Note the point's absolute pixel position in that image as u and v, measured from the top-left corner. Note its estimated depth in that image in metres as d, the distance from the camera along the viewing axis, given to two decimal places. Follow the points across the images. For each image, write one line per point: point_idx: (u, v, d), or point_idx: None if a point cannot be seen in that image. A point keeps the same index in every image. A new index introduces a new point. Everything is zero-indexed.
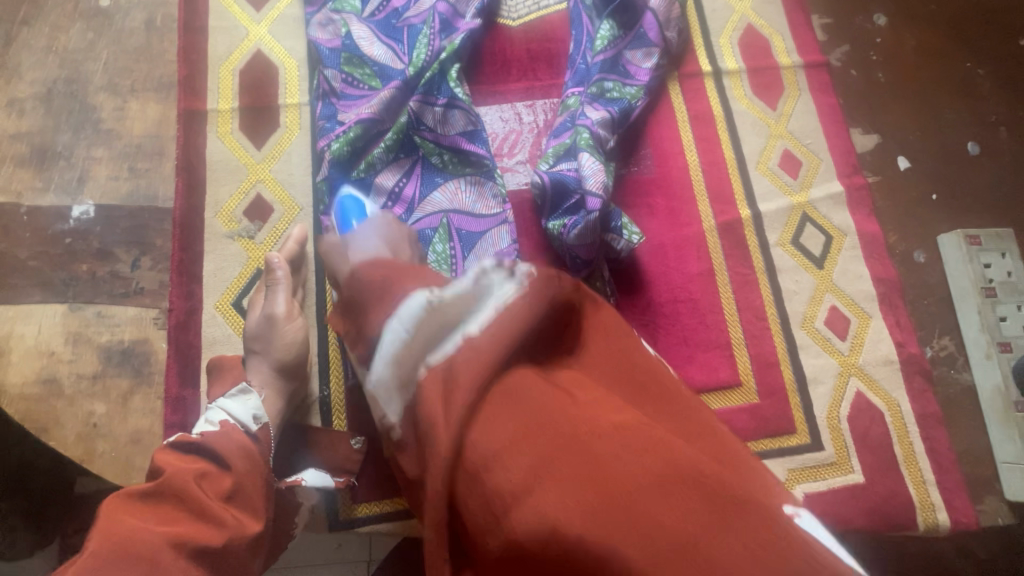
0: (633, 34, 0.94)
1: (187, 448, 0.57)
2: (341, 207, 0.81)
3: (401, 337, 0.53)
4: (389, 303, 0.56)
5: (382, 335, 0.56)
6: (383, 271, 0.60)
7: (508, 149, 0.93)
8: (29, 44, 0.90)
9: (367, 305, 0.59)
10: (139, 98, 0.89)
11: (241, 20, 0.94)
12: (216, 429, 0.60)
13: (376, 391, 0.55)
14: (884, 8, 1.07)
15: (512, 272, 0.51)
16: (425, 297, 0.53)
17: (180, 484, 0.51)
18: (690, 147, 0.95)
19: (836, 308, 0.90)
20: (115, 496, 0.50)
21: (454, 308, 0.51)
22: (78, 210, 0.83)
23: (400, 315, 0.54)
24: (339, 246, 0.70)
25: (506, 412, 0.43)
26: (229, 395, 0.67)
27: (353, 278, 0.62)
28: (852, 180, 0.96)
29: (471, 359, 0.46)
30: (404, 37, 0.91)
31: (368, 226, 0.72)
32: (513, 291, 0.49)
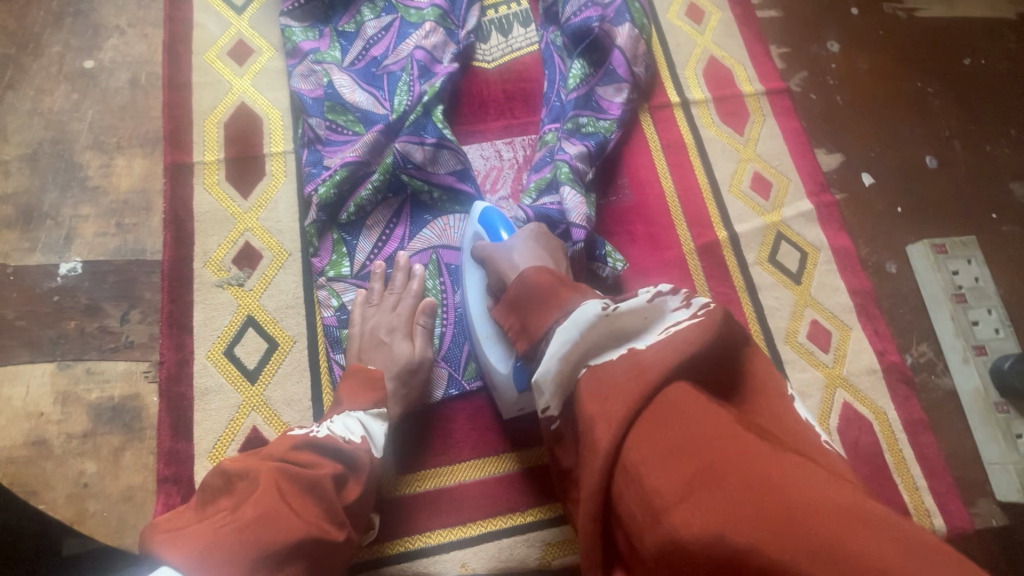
0: (603, 71, 0.98)
1: (330, 452, 0.60)
2: (486, 218, 0.79)
3: (572, 340, 0.50)
4: (560, 307, 0.53)
5: (547, 335, 0.53)
6: (553, 277, 0.57)
7: (491, 185, 0.96)
8: (14, 107, 0.91)
9: (529, 307, 0.56)
10: (126, 155, 0.91)
11: (224, 74, 0.97)
12: (360, 441, 0.64)
13: (537, 388, 0.52)
14: (836, 36, 1.13)
15: (689, 305, 0.49)
16: (599, 305, 0.50)
17: (325, 484, 0.56)
18: (665, 174, 0.99)
19: (816, 321, 0.92)
20: (272, 470, 0.53)
21: (633, 327, 0.49)
22: (66, 268, 0.83)
23: (570, 320, 0.51)
24: (501, 254, 0.72)
25: (667, 422, 0.41)
26: (368, 412, 0.69)
27: (518, 281, 0.58)
28: (821, 198, 1.01)
29: (639, 364, 0.45)
30: (385, 83, 0.94)
31: (522, 235, 0.73)
32: (691, 321, 0.47)
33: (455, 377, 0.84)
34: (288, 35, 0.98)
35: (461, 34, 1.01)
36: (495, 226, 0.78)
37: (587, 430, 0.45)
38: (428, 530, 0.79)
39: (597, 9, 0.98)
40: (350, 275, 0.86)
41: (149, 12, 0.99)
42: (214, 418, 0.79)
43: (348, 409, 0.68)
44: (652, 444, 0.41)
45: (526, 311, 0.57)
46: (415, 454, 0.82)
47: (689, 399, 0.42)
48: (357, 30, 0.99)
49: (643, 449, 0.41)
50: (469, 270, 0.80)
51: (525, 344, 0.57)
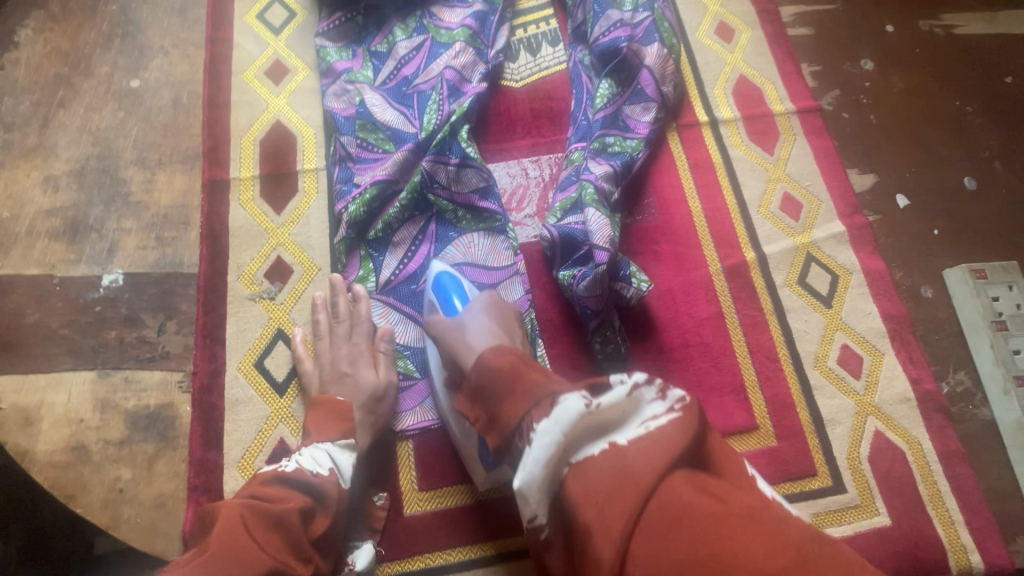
0: (631, 90, 0.98)
1: (297, 485, 0.63)
2: (441, 285, 0.79)
3: (556, 443, 0.49)
4: (528, 394, 0.53)
5: (522, 429, 0.52)
6: (512, 357, 0.56)
7: (516, 204, 0.97)
8: (65, 124, 0.96)
9: (491, 395, 0.56)
10: (166, 171, 0.94)
11: (261, 93, 1.00)
12: (326, 472, 0.66)
13: (522, 495, 0.50)
14: (871, 54, 1.12)
15: (665, 396, 0.51)
16: (581, 399, 0.50)
17: (290, 517, 0.57)
18: (691, 194, 0.99)
19: (847, 346, 0.90)
20: (239, 508, 0.56)
21: (614, 422, 0.50)
22: (108, 279, 0.87)
23: (552, 419, 0.50)
24: (454, 334, 0.68)
25: (667, 525, 0.43)
26: (337, 443, 0.70)
27: (477, 364, 0.58)
28: (853, 220, 0.99)
29: (625, 467, 0.47)
30: (415, 102, 0.96)
31: (476, 307, 0.70)
32: (669, 416, 0.50)
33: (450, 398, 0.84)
34: (324, 55, 1.01)
35: (490, 53, 1.02)
36: (450, 295, 0.77)
37: (585, 544, 0.46)
38: (433, 551, 0.79)
39: (626, 29, 0.98)
40: (375, 291, 0.88)
41: (192, 33, 1.04)
42: (243, 429, 0.80)
43: (317, 441, 0.70)
44: (654, 551, 0.42)
45: (491, 403, 0.56)
46: (422, 475, 0.82)
47: (688, 499, 0.44)
48: (389, 50, 1.01)
49: (649, 556, 0.42)
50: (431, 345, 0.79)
51: (495, 438, 0.56)
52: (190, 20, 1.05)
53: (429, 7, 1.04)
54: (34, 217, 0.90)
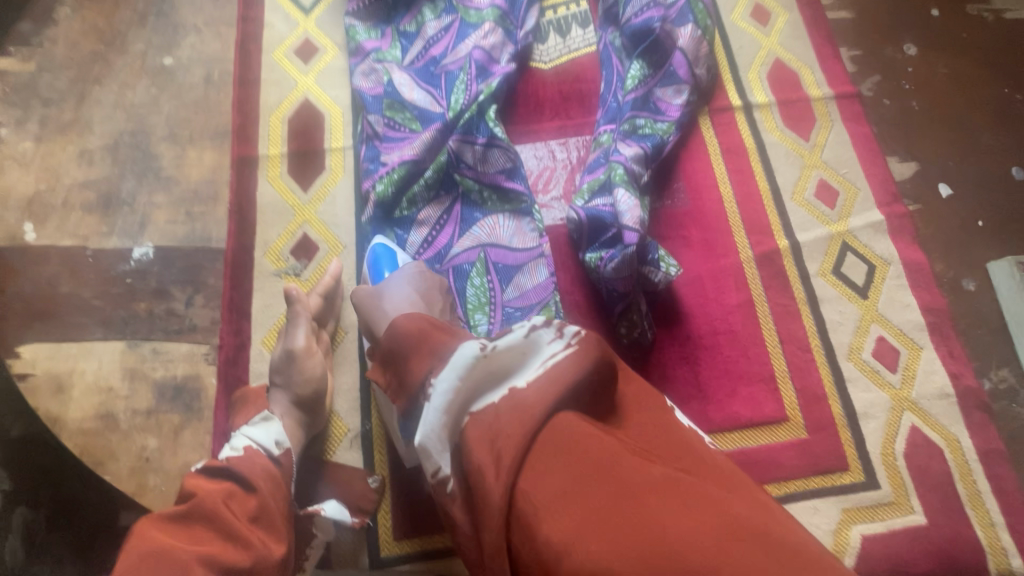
0: (663, 72, 0.96)
1: (214, 472, 0.60)
2: (374, 255, 0.84)
3: (451, 389, 0.49)
4: (433, 353, 0.53)
5: (424, 386, 0.52)
6: (422, 321, 0.56)
7: (543, 186, 0.96)
8: (100, 101, 0.98)
9: (402, 353, 0.56)
10: (197, 147, 0.95)
11: (290, 71, 1.01)
12: (239, 454, 0.64)
13: (422, 448, 0.50)
14: (914, 38, 1.07)
15: (563, 333, 0.50)
16: (477, 345, 0.51)
17: (209, 505, 0.55)
18: (723, 180, 0.96)
19: (883, 338, 0.87)
20: (146, 520, 0.53)
21: (510, 365, 0.49)
22: (139, 252, 0.88)
23: (449, 366, 0.50)
24: (373, 301, 0.72)
25: (557, 463, 0.43)
26: (252, 422, 0.70)
27: (391, 330, 0.58)
28: (892, 209, 0.95)
29: (519, 404, 0.46)
30: (443, 82, 0.96)
31: (401, 277, 0.73)
32: (565, 350, 0.48)
33: None
34: (353, 34, 1.01)
35: (519, 34, 1.01)
36: (380, 267, 0.82)
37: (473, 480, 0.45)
38: (437, 532, 0.77)
39: (659, 9, 0.96)
40: None
41: (224, 12, 1.04)
42: None
43: (241, 426, 0.70)
44: (545, 486, 0.42)
45: (399, 363, 0.56)
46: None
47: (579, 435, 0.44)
48: (418, 30, 1.01)
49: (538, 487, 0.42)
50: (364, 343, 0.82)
51: (403, 402, 0.56)
52: None
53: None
54: (69, 190, 0.92)
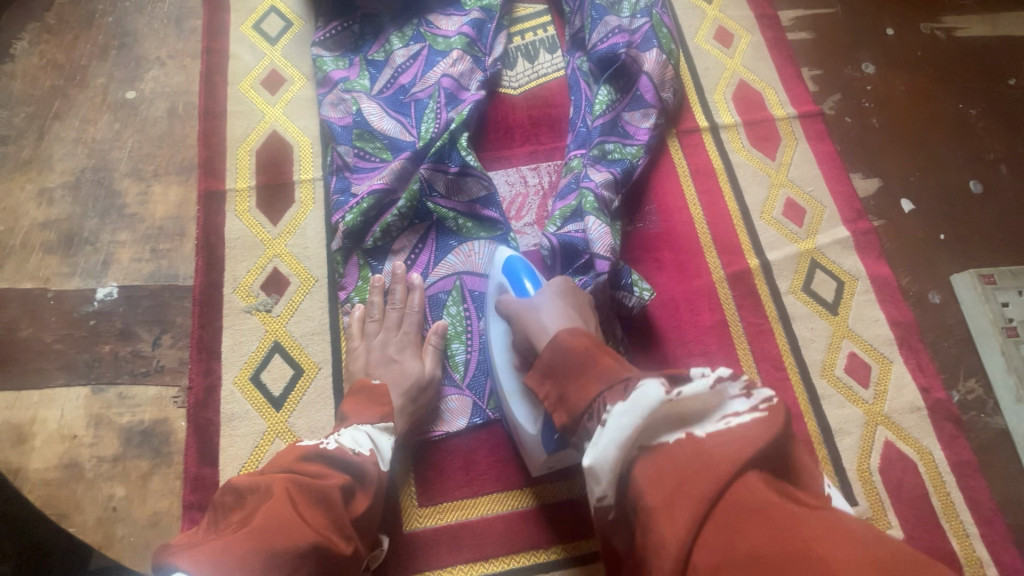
0: (631, 96, 0.98)
1: (338, 463, 0.64)
2: (511, 269, 0.76)
3: (631, 426, 0.48)
4: (602, 378, 0.54)
5: (593, 412, 0.53)
6: (588, 339, 0.58)
7: (516, 212, 0.95)
8: (60, 137, 0.95)
9: (565, 371, 0.57)
10: (162, 182, 0.93)
11: (258, 103, 1.00)
12: (367, 453, 0.66)
13: (591, 474, 0.50)
14: (870, 57, 1.13)
15: (750, 395, 0.49)
16: (660, 388, 0.50)
17: (333, 496, 0.59)
18: (693, 202, 0.97)
19: (855, 354, 0.88)
20: (280, 482, 0.57)
21: (692, 413, 0.49)
22: (102, 292, 0.86)
23: (628, 403, 0.49)
24: (527, 314, 0.68)
25: (736, 525, 0.40)
26: (376, 426, 0.71)
27: (552, 344, 0.59)
28: (858, 225, 0.97)
29: (703, 455, 0.45)
30: (412, 110, 0.97)
31: (549, 291, 0.69)
32: (754, 414, 0.47)
33: (478, 407, 0.82)
34: (320, 64, 1.01)
35: (488, 61, 1.03)
36: (520, 277, 0.75)
37: (647, 532, 0.44)
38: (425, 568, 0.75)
39: (624, 36, 0.99)
40: None
41: (189, 44, 1.04)
42: (239, 445, 0.78)
43: (359, 422, 0.71)
44: (723, 546, 0.40)
45: (562, 378, 0.58)
46: (418, 487, 0.79)
47: (757, 500, 0.41)
48: (386, 59, 1.02)
49: (711, 552, 0.40)
50: (494, 321, 0.79)
51: (562, 417, 0.57)
52: (186, 30, 1.05)
53: (427, 16, 1.05)
54: (28, 230, 0.88)
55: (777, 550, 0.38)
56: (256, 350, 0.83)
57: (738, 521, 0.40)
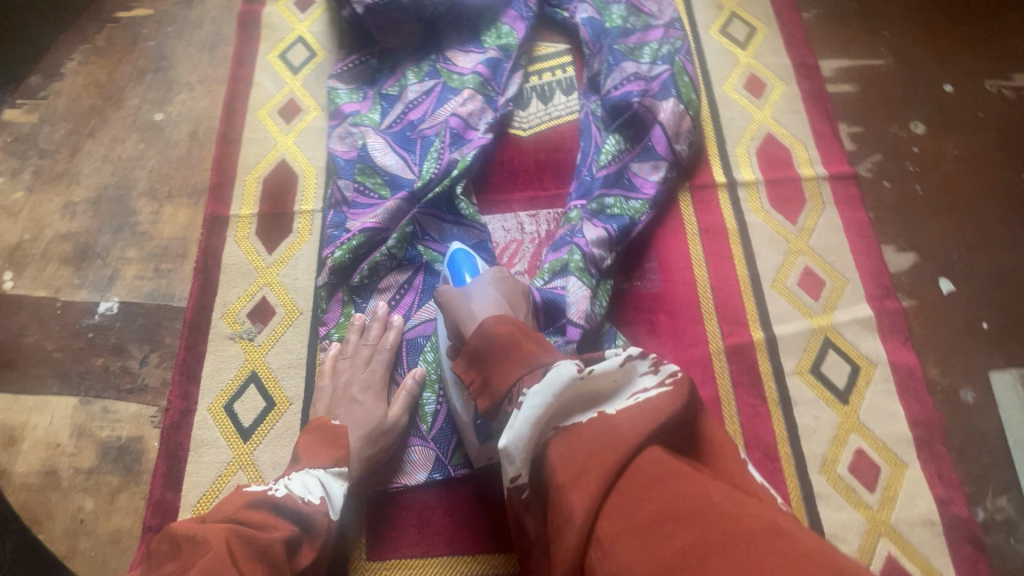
0: (641, 147, 0.93)
1: (290, 513, 0.62)
2: (453, 264, 0.81)
3: (544, 404, 0.49)
4: (524, 361, 0.56)
5: (512, 394, 0.56)
6: (512, 326, 0.61)
7: (507, 259, 0.93)
8: (91, 153, 1.01)
9: (492, 362, 0.59)
10: (174, 203, 0.97)
11: (272, 131, 1.02)
12: (318, 503, 0.64)
13: (506, 454, 0.51)
14: (921, 116, 1.03)
15: (658, 370, 0.50)
16: (573, 367, 0.51)
17: (275, 552, 0.57)
18: (698, 263, 0.91)
19: (862, 451, 0.79)
20: (223, 533, 0.54)
21: (603, 391, 0.50)
22: (104, 306, 0.90)
23: (543, 382, 0.50)
24: (459, 300, 0.71)
25: (640, 493, 0.43)
26: (330, 471, 0.69)
27: (479, 330, 0.62)
28: (884, 304, 0.87)
29: (610, 428, 0.47)
30: (418, 147, 0.96)
31: (483, 280, 0.73)
32: (660, 388, 0.49)
33: (440, 462, 0.80)
34: (334, 96, 1.02)
35: (500, 100, 1.01)
36: (461, 270, 0.81)
37: (557, 501, 0.45)
38: None
39: (639, 84, 0.95)
40: None
41: (218, 70, 1.08)
42: (203, 472, 0.80)
43: (315, 466, 0.69)
44: (627, 513, 0.42)
45: (488, 367, 0.60)
46: (369, 541, 0.77)
47: (660, 471, 0.44)
48: (399, 93, 1.02)
49: (614, 518, 0.42)
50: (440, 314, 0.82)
51: (484, 399, 0.60)
52: (218, 57, 1.09)
53: (445, 51, 1.04)
54: (49, 240, 0.94)
55: (672, 514, 0.41)
56: (234, 378, 0.85)
57: (644, 487, 0.43)
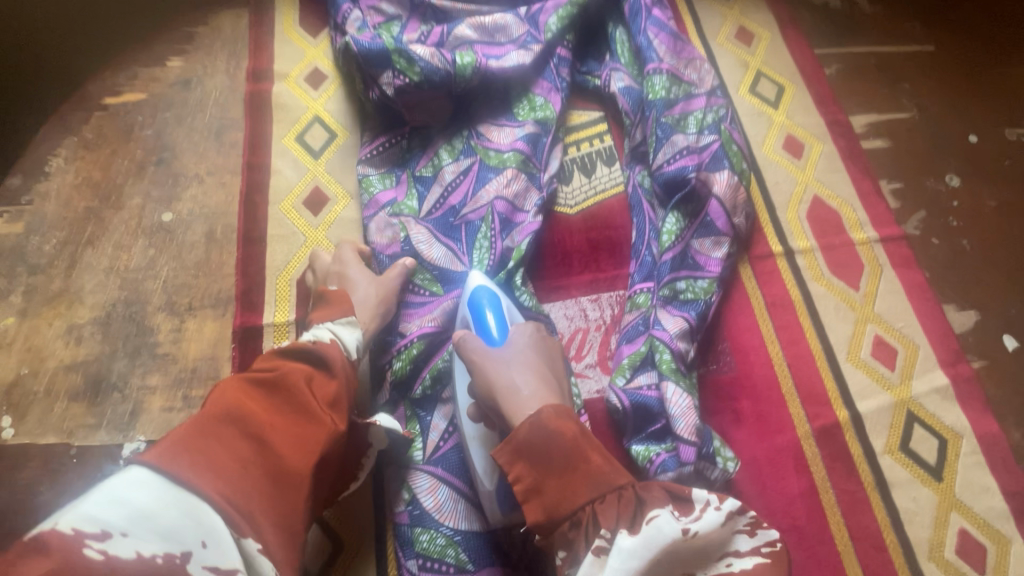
0: (699, 222, 0.90)
1: (295, 354, 0.65)
2: (475, 302, 0.78)
3: (642, 565, 0.54)
4: (591, 482, 0.60)
5: (577, 518, 0.60)
6: (574, 426, 0.62)
7: (576, 351, 0.87)
8: (92, 265, 0.90)
9: (545, 460, 0.61)
10: (197, 317, 0.87)
11: (300, 224, 0.94)
12: (324, 341, 0.68)
13: None
14: (955, 168, 1.04)
15: (755, 535, 0.58)
16: (674, 527, 0.56)
17: (292, 381, 0.60)
18: (771, 339, 0.88)
19: (965, 532, 0.77)
20: (236, 378, 0.59)
21: (695, 553, 0.57)
22: (129, 449, 0.79)
23: (641, 539, 0.55)
24: (498, 372, 0.69)
25: None
26: (337, 321, 0.73)
27: (535, 423, 0.62)
28: (956, 369, 0.87)
29: None
30: (463, 235, 0.90)
31: (519, 348, 0.71)
32: (753, 558, 0.58)
33: None
34: (366, 184, 0.95)
35: (543, 177, 0.96)
36: (482, 313, 0.76)
37: None
38: None
39: (693, 157, 0.92)
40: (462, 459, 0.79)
41: (229, 159, 0.99)
42: None
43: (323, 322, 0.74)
44: None
45: (540, 469, 0.61)
46: None
47: None
48: (435, 175, 0.95)
49: None
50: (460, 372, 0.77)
51: (536, 506, 0.61)
52: (226, 144, 1.00)
53: (479, 125, 0.98)
54: (53, 373, 0.83)
55: None
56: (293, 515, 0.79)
57: None
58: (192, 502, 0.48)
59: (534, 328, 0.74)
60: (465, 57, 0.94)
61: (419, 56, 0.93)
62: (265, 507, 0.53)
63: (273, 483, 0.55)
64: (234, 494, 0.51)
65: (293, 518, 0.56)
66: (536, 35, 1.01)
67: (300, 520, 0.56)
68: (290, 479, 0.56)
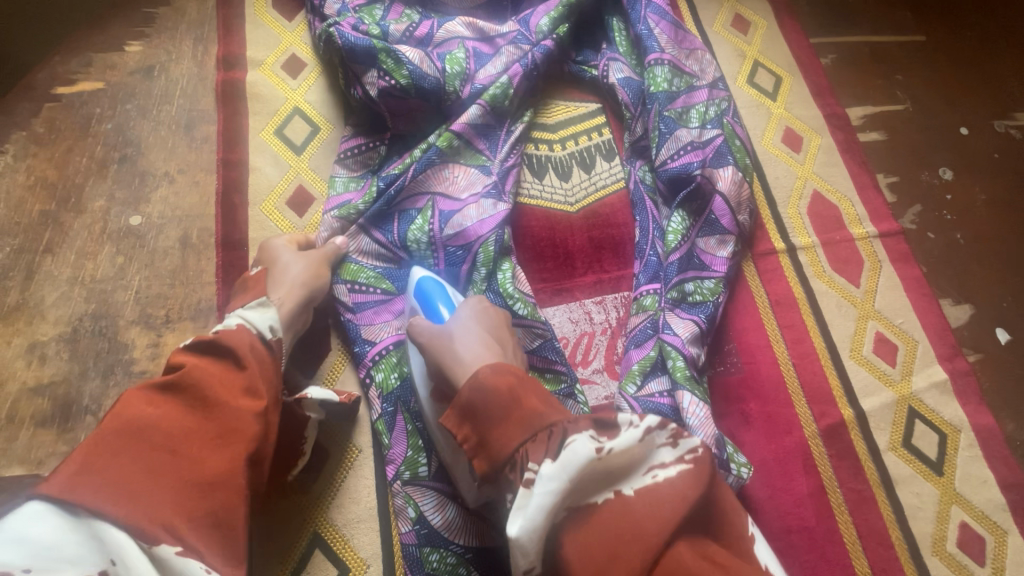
0: (704, 220, 0.87)
1: (203, 346, 0.60)
2: (421, 291, 0.75)
3: (561, 487, 0.50)
4: (527, 425, 0.54)
5: (514, 460, 0.53)
6: (512, 379, 0.57)
7: (582, 356, 0.85)
8: (53, 276, 0.82)
9: (484, 417, 0.56)
10: (175, 330, 0.80)
11: (284, 227, 0.87)
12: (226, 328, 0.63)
13: (517, 544, 0.50)
14: (947, 161, 1.04)
15: (677, 443, 0.54)
16: (591, 444, 0.52)
17: (191, 376, 0.57)
18: (776, 338, 0.88)
19: (966, 525, 0.79)
20: (139, 389, 0.56)
21: (621, 469, 0.53)
22: None
23: (560, 463, 0.51)
24: (443, 344, 0.65)
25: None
26: (247, 306, 0.68)
27: (474, 382, 0.57)
28: (954, 364, 0.88)
29: (631, 517, 0.50)
30: (397, 225, 0.84)
31: (466, 318, 0.68)
32: (678, 465, 0.53)
33: None
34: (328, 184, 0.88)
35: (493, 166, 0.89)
36: (434, 302, 0.74)
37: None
38: None
39: (696, 153, 0.89)
40: None
41: (201, 155, 0.91)
42: None
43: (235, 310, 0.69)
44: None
45: (482, 423, 0.56)
46: None
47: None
48: None
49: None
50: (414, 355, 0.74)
51: (483, 462, 0.56)
52: (198, 138, 0.92)
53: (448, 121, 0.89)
54: (16, 396, 0.75)
55: None
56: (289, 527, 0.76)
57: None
58: (95, 527, 0.47)
59: (483, 299, 0.73)
60: (454, 65, 0.89)
61: (408, 58, 0.86)
62: (179, 510, 0.51)
63: (188, 488, 0.52)
64: (143, 504, 0.49)
65: (223, 517, 0.53)
66: (526, 35, 0.94)
67: (235, 516, 0.54)
68: (207, 482, 0.53)
